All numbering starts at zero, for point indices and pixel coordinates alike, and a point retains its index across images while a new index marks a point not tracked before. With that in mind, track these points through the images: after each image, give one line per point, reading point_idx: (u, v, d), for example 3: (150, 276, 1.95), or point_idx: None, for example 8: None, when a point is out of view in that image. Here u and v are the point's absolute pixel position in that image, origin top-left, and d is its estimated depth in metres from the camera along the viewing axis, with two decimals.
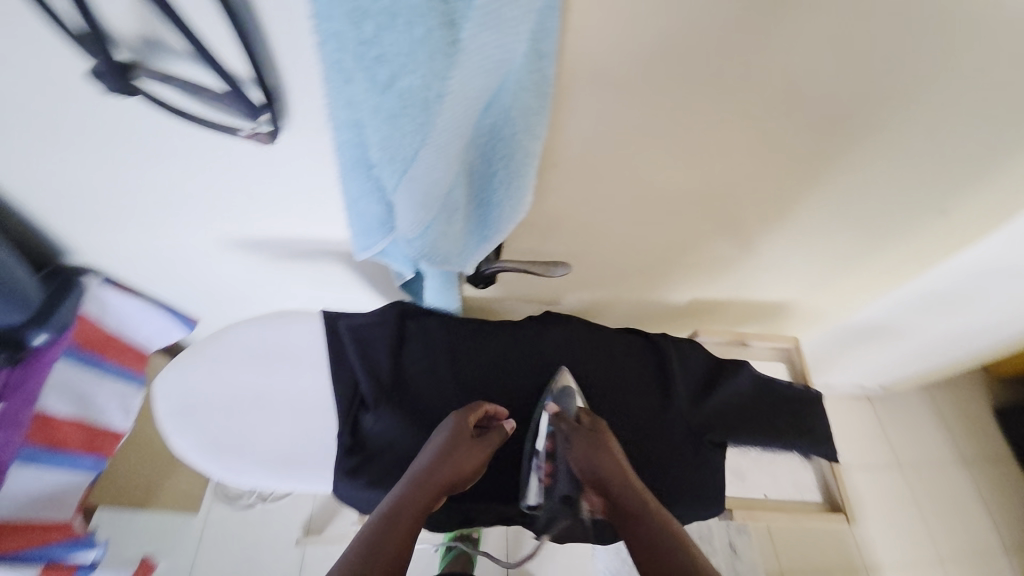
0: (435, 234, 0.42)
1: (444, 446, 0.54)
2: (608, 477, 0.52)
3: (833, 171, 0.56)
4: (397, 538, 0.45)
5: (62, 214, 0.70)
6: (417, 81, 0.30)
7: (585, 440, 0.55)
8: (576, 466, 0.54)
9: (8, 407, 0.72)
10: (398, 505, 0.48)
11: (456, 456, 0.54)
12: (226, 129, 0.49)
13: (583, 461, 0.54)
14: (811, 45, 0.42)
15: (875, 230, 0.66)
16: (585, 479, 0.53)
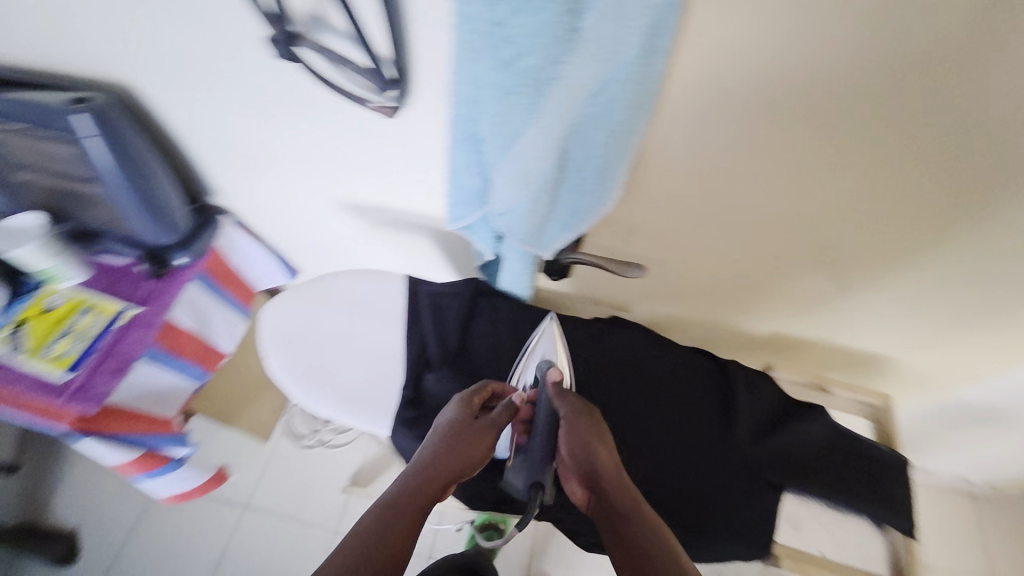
0: (524, 210, 0.45)
1: (451, 432, 0.52)
2: (598, 466, 0.49)
3: (966, 220, 0.50)
4: (398, 524, 0.43)
5: (216, 160, 0.83)
6: (536, 63, 0.32)
7: (577, 423, 0.52)
8: (564, 448, 0.52)
9: (146, 310, 0.83)
10: (401, 493, 0.46)
11: (461, 444, 0.51)
12: (359, 99, 0.55)
13: (573, 444, 0.51)
14: (961, 73, 0.38)
15: (1009, 296, 0.58)
16: (574, 465, 0.50)
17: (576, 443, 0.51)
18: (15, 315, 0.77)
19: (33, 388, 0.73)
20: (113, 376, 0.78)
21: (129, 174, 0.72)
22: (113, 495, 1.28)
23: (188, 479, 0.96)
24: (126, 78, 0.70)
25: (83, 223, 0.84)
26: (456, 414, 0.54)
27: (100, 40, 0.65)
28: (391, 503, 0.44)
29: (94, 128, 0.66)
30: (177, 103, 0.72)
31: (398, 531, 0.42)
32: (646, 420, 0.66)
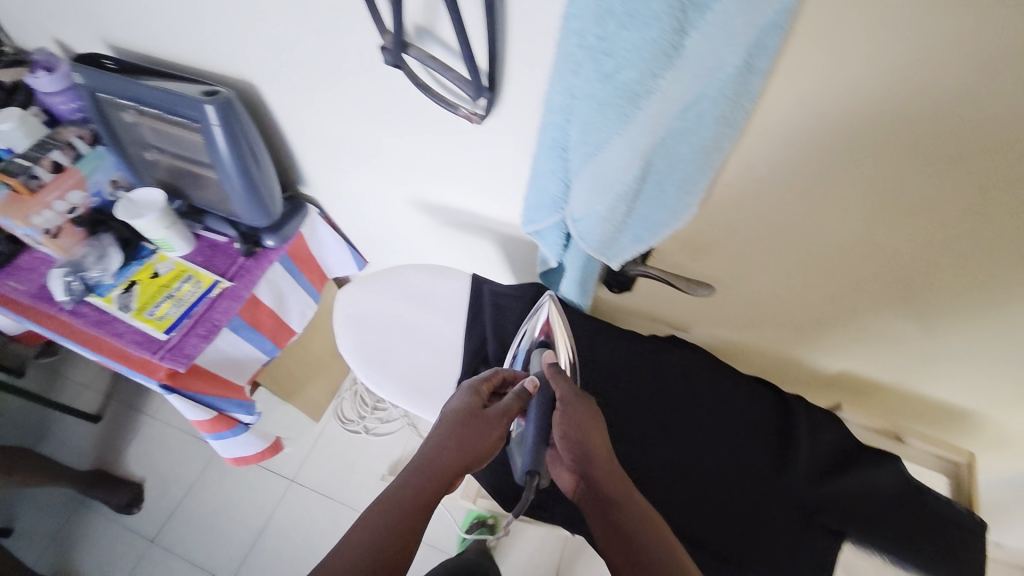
0: (599, 218, 0.47)
1: (460, 422, 0.56)
2: (592, 454, 0.54)
3: None
4: (407, 521, 0.48)
5: (313, 152, 0.91)
6: (632, 76, 0.34)
7: (573, 412, 0.57)
8: (559, 434, 0.56)
9: (235, 284, 0.91)
10: (411, 492, 0.51)
11: (469, 436, 0.55)
12: (452, 107, 0.60)
13: (570, 431, 0.56)
14: None
15: None
16: (569, 451, 0.55)
17: (573, 435, 0.56)
18: (128, 277, 0.90)
19: (136, 343, 0.83)
20: (202, 338, 0.86)
21: (239, 161, 0.80)
22: (178, 453, 1.39)
23: (249, 445, 1.03)
24: (253, 75, 0.79)
25: (191, 201, 0.94)
26: (465, 403, 0.58)
27: (238, 41, 0.74)
28: (398, 503, 0.50)
29: (217, 118, 0.75)
30: (292, 99, 0.81)
31: (407, 529, 0.48)
32: (695, 442, 0.65)
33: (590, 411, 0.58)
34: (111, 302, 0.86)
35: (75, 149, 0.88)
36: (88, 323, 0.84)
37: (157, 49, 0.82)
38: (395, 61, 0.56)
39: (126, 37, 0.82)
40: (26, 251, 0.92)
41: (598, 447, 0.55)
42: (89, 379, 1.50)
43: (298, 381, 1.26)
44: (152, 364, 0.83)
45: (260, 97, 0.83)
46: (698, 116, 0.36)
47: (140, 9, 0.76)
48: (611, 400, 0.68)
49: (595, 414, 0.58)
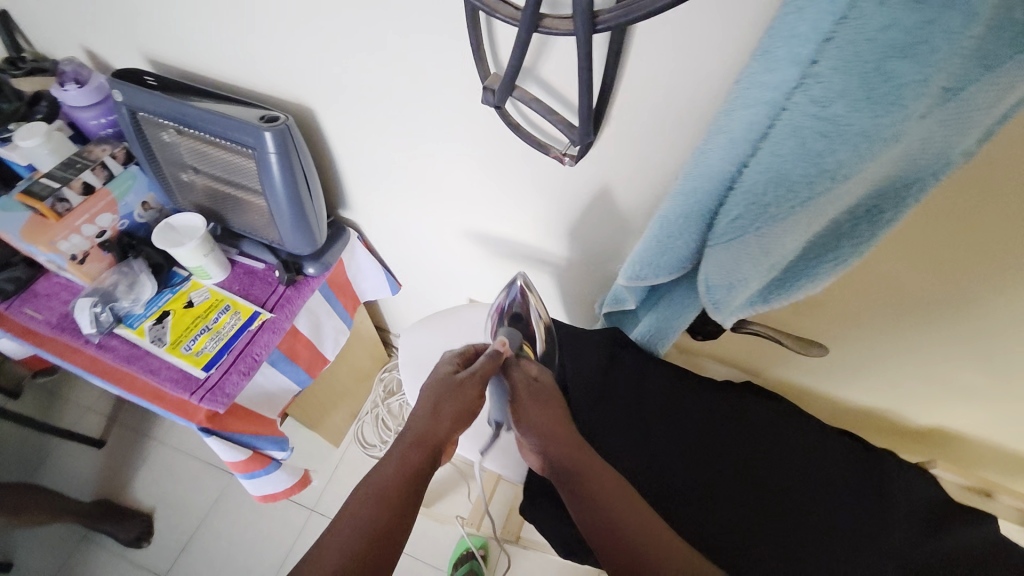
0: (738, 287, 0.43)
1: (439, 390, 0.59)
2: (561, 438, 0.58)
3: None
4: (404, 489, 0.52)
5: (363, 177, 0.87)
6: (841, 157, 0.31)
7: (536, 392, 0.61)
8: (529, 414, 0.61)
9: (276, 315, 0.86)
10: (403, 465, 0.54)
11: (449, 401, 0.58)
12: (546, 148, 0.56)
13: (537, 412, 0.60)
14: None
15: None
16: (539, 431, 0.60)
17: (538, 413, 0.60)
18: (160, 306, 0.84)
19: (174, 383, 0.77)
20: (243, 376, 0.81)
21: (291, 190, 0.76)
22: (191, 481, 1.33)
23: (280, 481, 0.97)
24: (311, 98, 0.75)
25: (227, 224, 0.89)
26: (442, 372, 0.61)
27: (301, 64, 0.70)
28: (395, 478, 0.53)
29: (275, 146, 0.70)
30: (352, 125, 0.77)
31: (403, 500, 0.52)
32: (792, 499, 0.61)
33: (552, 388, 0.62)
34: (143, 334, 0.80)
35: (107, 169, 0.81)
36: (119, 359, 0.78)
37: (203, 66, 0.77)
38: (497, 102, 0.51)
39: (168, 52, 0.77)
40: (45, 275, 0.85)
41: (562, 429, 0.59)
42: (92, 401, 1.42)
43: (323, 409, 1.20)
44: (190, 406, 0.78)
45: (315, 121, 0.79)
46: (893, 193, 0.33)
47: (191, 25, 0.71)
48: (704, 454, 0.63)
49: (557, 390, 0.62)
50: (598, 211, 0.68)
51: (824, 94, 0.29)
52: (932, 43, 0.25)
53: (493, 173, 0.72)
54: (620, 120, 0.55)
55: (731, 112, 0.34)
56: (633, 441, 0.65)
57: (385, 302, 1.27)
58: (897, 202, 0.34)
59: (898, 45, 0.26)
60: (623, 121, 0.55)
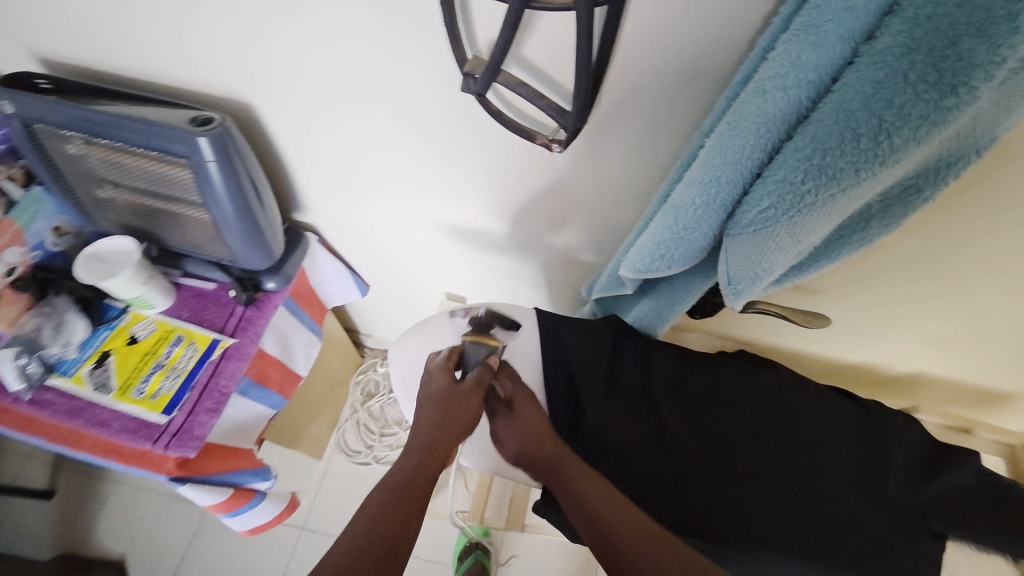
0: (761, 278, 0.41)
1: (438, 402, 0.55)
2: (539, 442, 0.58)
3: None
4: (410, 499, 0.50)
5: (318, 175, 0.78)
6: (898, 141, 0.28)
7: (519, 405, 0.60)
8: (512, 428, 0.60)
9: (239, 340, 0.78)
10: (409, 476, 0.52)
11: (451, 415, 0.55)
12: (533, 136, 0.51)
13: (517, 425, 0.59)
14: None
15: None
16: (523, 443, 0.59)
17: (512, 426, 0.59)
18: (97, 347, 0.73)
19: (131, 433, 0.69)
20: (212, 413, 0.73)
21: (238, 201, 0.66)
22: (161, 518, 1.23)
23: (268, 511, 0.90)
24: (250, 93, 0.65)
25: (164, 243, 0.77)
26: (435, 386, 0.55)
27: (235, 54, 0.60)
28: (400, 489, 0.51)
29: (213, 153, 0.61)
30: (301, 121, 0.68)
31: (408, 509, 0.49)
32: (801, 465, 0.63)
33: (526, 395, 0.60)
34: (83, 381, 0.70)
35: (7, 195, 0.69)
36: (58, 413, 0.68)
37: (108, 61, 0.65)
38: (480, 91, 0.46)
39: (62, 47, 0.64)
40: None
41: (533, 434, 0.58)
42: (29, 448, 1.27)
43: (301, 424, 1.13)
44: (156, 456, 0.70)
45: (257, 118, 0.69)
46: (931, 172, 0.32)
47: (83, 12, 0.58)
48: (711, 434, 0.64)
49: (529, 393, 0.61)
50: (587, 196, 0.65)
51: (880, 73, 0.27)
52: (1012, 19, 0.22)
53: (469, 165, 0.66)
54: (610, 101, 0.51)
55: (765, 95, 0.32)
56: (644, 429, 0.63)
57: (353, 304, 1.19)
58: (935, 180, 0.32)
59: (972, 20, 0.23)
60: (615, 101, 0.51)
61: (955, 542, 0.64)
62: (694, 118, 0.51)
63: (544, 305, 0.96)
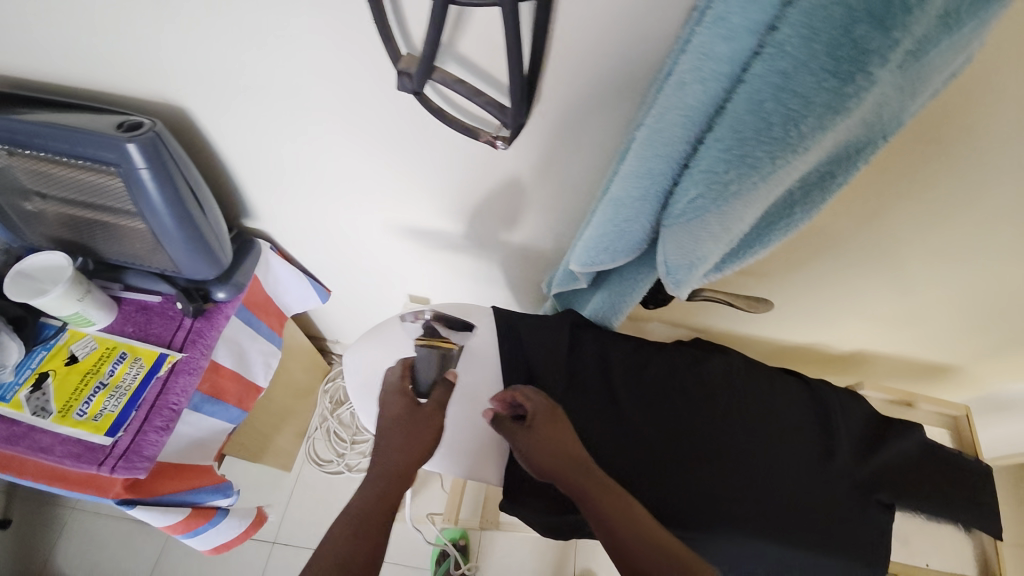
0: (699, 265, 0.42)
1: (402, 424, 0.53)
2: (571, 464, 0.54)
3: None
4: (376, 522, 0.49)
5: (263, 179, 0.75)
6: (805, 129, 0.29)
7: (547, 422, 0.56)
8: (539, 449, 0.55)
9: (188, 353, 0.75)
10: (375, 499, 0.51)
11: (414, 437, 0.53)
12: (475, 134, 0.51)
13: (547, 444, 0.54)
14: None
15: None
16: (551, 465, 0.54)
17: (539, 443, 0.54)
18: (33, 369, 0.69)
19: (74, 458, 0.65)
20: (162, 432, 0.70)
21: (177, 209, 0.64)
22: (122, 544, 1.17)
23: (232, 528, 0.88)
24: (184, 97, 0.63)
25: (101, 256, 0.74)
26: (395, 409, 0.54)
27: (164, 57, 0.57)
28: (367, 514, 0.50)
29: (144, 159, 0.58)
30: (241, 124, 0.65)
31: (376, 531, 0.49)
32: (757, 447, 0.64)
33: (553, 410, 0.57)
34: (20, 407, 0.67)
35: None
36: None
37: (27, 67, 0.61)
38: (415, 88, 0.45)
39: None
40: None
41: (564, 453, 0.54)
42: None
43: (265, 437, 1.10)
44: (103, 480, 0.66)
45: (195, 123, 0.66)
46: (842, 158, 0.33)
47: None
48: (673, 425, 0.64)
49: (555, 410, 0.57)
50: (538, 193, 0.65)
51: (784, 65, 0.27)
52: None
53: (418, 166, 0.65)
54: (549, 98, 0.51)
55: (683, 89, 0.33)
56: (605, 423, 0.64)
57: (316, 311, 1.16)
58: (846, 166, 0.34)
59: None
60: (554, 97, 0.51)
61: (901, 510, 0.68)
62: (632, 112, 0.51)
63: (507, 303, 0.96)
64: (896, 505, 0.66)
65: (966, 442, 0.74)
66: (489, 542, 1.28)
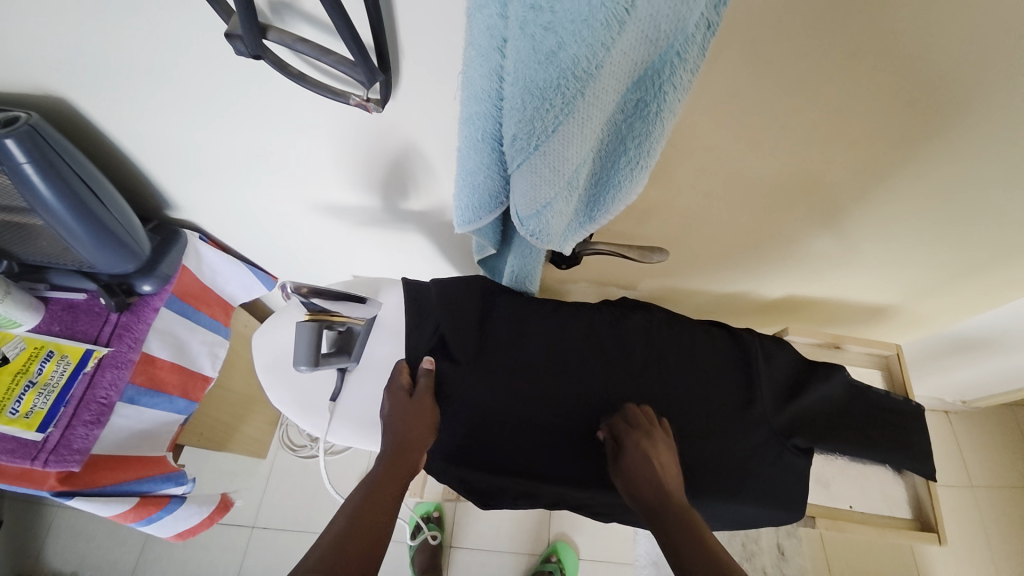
0: (550, 213, 0.40)
1: (400, 416, 0.57)
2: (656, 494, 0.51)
3: (973, 181, 0.51)
4: (382, 508, 0.50)
5: (171, 168, 0.74)
6: (574, 52, 0.28)
7: (635, 448, 0.54)
8: (626, 478, 0.53)
9: (115, 348, 0.76)
10: (372, 490, 0.51)
11: (411, 420, 0.57)
12: (340, 96, 0.49)
13: (633, 471, 0.53)
14: (995, 40, 0.36)
15: (999, 247, 0.61)
16: (641, 497, 0.52)
17: (626, 476, 0.53)
18: None
19: (7, 454, 0.66)
20: (92, 425, 0.72)
21: (74, 204, 0.64)
22: (108, 535, 1.22)
23: (192, 515, 0.89)
24: (61, 84, 0.61)
25: (19, 259, 0.73)
26: (395, 403, 0.57)
27: (26, 43, 0.55)
28: (367, 512, 0.49)
29: (25, 153, 0.57)
30: (126, 110, 0.64)
31: (377, 529, 0.48)
32: (675, 401, 0.63)
33: (638, 441, 0.54)
34: None
35: None
36: None
37: None
38: (251, 51, 0.43)
39: None
40: None
41: (655, 483, 0.52)
42: None
43: (229, 425, 1.12)
44: (36, 473, 0.68)
45: (84, 113, 0.65)
46: (648, 83, 0.31)
47: None
48: (589, 384, 0.63)
49: (641, 440, 0.55)
50: (438, 158, 0.62)
51: None
52: None
53: (313, 140, 0.63)
54: (410, 57, 0.48)
55: (471, 19, 0.31)
56: (517, 385, 0.63)
57: (270, 297, 1.16)
58: (655, 91, 0.31)
59: None
60: (414, 56, 0.48)
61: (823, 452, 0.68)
62: None
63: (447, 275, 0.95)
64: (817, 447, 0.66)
65: (898, 383, 0.76)
66: (465, 513, 1.30)
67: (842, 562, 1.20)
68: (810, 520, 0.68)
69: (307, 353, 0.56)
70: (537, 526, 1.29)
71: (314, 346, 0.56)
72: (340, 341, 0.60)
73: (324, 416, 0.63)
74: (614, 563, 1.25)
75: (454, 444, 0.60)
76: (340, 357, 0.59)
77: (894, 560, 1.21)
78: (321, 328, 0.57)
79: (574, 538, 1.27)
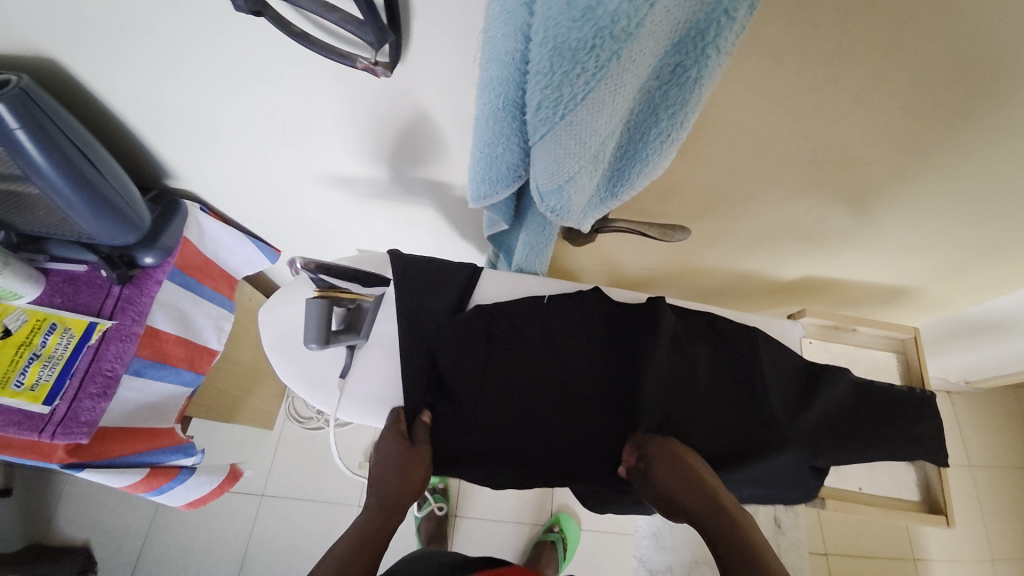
0: (572, 189, 0.37)
1: (393, 466, 0.55)
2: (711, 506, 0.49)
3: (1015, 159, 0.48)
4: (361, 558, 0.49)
5: (169, 135, 0.71)
6: (612, 8, 0.25)
7: (673, 459, 0.52)
8: (673, 488, 0.51)
9: (119, 321, 0.75)
10: (355, 544, 0.50)
11: (405, 473, 0.55)
12: (347, 58, 0.46)
13: (681, 482, 0.51)
14: None
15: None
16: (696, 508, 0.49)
17: (671, 485, 0.51)
18: None
19: (15, 426, 0.66)
20: (99, 398, 0.71)
21: (71, 174, 0.61)
22: (121, 502, 1.25)
23: (203, 485, 0.90)
24: (51, 44, 0.57)
25: (18, 229, 0.71)
26: (389, 451, 0.56)
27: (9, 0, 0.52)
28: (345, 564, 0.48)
29: (16, 119, 0.55)
30: (120, 74, 0.60)
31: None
32: (687, 399, 0.61)
33: (675, 450, 0.53)
34: None
35: None
36: None
37: None
38: (252, 7, 0.41)
39: None
40: None
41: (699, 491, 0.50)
42: None
43: (236, 397, 1.12)
44: (45, 445, 0.68)
45: (75, 75, 0.62)
46: (690, 45, 0.28)
47: None
48: (600, 385, 0.60)
49: (672, 444, 0.54)
50: (449, 129, 0.60)
51: None
52: None
53: (318, 109, 0.60)
54: (421, 17, 0.45)
55: None
56: (528, 383, 0.60)
57: (273, 270, 1.15)
58: (696, 54, 0.28)
59: None
60: (425, 17, 0.45)
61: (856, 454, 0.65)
62: None
63: (454, 250, 0.93)
64: (837, 448, 0.64)
65: (914, 365, 0.76)
66: (469, 484, 1.32)
67: (838, 535, 1.23)
68: (820, 501, 0.68)
69: (318, 331, 0.55)
70: (540, 498, 1.31)
71: (325, 324, 0.55)
72: (348, 318, 0.59)
73: (332, 392, 0.62)
74: (614, 533, 1.28)
75: (469, 441, 0.58)
76: (349, 334, 0.59)
77: (889, 534, 1.24)
78: (331, 305, 0.56)
79: (576, 510, 1.29)
